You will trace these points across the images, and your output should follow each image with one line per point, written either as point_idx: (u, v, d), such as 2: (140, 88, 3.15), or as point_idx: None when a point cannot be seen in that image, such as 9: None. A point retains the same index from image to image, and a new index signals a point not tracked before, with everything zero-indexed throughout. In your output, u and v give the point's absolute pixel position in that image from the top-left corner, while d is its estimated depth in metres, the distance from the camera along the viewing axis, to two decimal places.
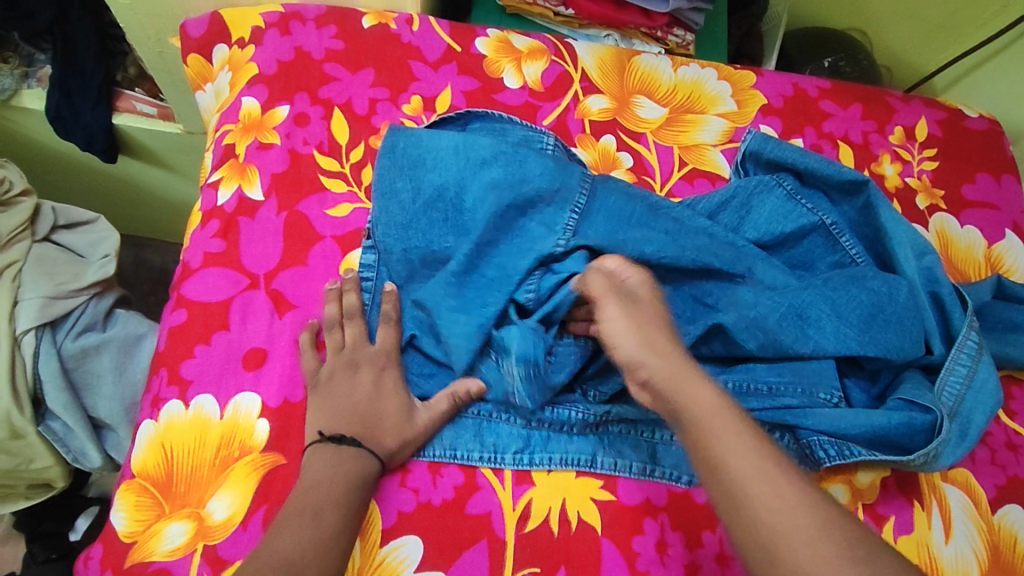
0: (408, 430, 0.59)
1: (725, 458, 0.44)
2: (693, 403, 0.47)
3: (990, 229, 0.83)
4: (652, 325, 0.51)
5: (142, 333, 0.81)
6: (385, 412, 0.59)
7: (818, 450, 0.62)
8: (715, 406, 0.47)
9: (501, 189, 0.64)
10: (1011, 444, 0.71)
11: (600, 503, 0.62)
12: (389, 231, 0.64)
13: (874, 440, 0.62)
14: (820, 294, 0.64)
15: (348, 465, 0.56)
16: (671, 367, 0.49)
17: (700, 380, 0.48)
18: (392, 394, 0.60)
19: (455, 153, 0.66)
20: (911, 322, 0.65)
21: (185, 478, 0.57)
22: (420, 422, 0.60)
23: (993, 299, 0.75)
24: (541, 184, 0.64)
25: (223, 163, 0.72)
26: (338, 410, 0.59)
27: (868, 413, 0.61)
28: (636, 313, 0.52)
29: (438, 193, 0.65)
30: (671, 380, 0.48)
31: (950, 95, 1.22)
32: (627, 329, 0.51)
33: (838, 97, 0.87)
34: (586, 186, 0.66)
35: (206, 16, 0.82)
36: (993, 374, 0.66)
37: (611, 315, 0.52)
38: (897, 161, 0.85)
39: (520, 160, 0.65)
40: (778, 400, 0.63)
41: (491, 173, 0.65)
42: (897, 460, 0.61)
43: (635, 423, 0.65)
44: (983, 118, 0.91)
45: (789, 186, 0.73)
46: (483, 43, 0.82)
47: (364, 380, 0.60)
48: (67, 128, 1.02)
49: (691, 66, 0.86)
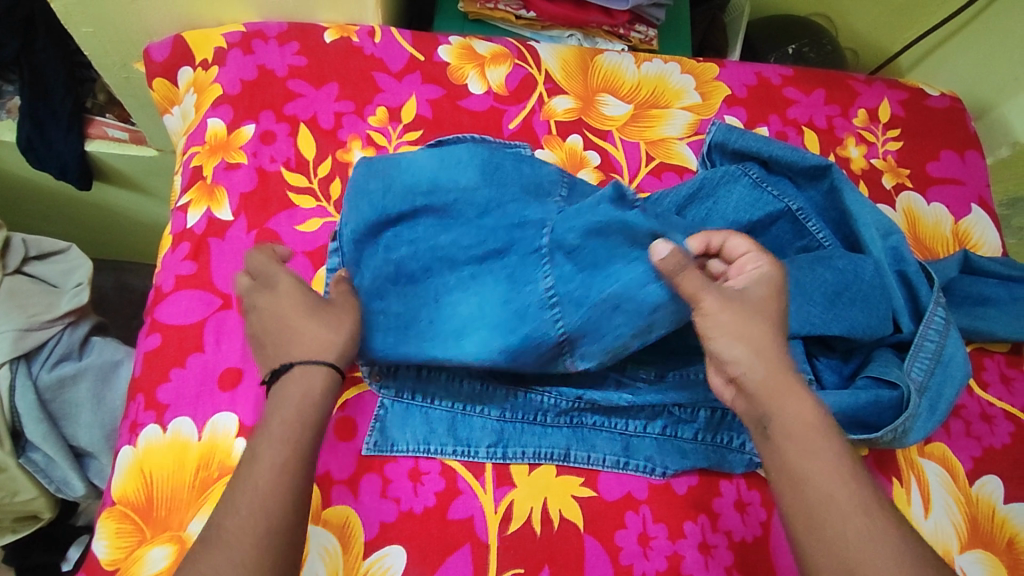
0: (332, 313, 0.56)
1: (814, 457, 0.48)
2: (791, 416, 0.49)
3: (956, 205, 0.84)
4: (755, 320, 0.52)
5: (119, 360, 0.81)
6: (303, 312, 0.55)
7: None
8: (809, 422, 0.49)
9: (485, 187, 0.67)
10: (985, 416, 0.72)
11: (582, 500, 0.63)
12: (363, 232, 0.67)
13: (846, 420, 0.63)
14: (785, 273, 0.65)
15: (299, 383, 0.52)
16: (769, 375, 0.50)
17: (799, 391, 0.50)
18: (294, 291, 0.57)
19: (431, 159, 0.68)
20: (878, 300, 0.66)
21: (166, 501, 0.58)
22: (338, 301, 0.58)
23: (961, 275, 0.76)
24: (522, 179, 0.69)
25: (191, 185, 0.72)
26: (270, 337, 0.55)
27: (836, 394, 0.62)
28: (739, 307, 0.52)
29: (411, 188, 0.67)
30: (767, 388, 0.50)
31: (915, 74, 1.23)
32: (726, 327, 0.51)
33: (801, 83, 0.88)
34: (564, 184, 0.71)
35: (169, 40, 0.82)
36: (962, 349, 0.66)
37: (709, 306, 0.52)
38: (862, 143, 0.86)
39: (495, 166, 0.69)
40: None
41: (465, 172, 0.68)
42: (866, 439, 0.61)
43: (610, 415, 0.67)
44: (944, 96, 0.92)
45: (754, 174, 0.75)
46: (446, 51, 0.82)
47: (265, 300, 0.57)
48: (40, 157, 1.02)
49: (654, 61, 0.87)
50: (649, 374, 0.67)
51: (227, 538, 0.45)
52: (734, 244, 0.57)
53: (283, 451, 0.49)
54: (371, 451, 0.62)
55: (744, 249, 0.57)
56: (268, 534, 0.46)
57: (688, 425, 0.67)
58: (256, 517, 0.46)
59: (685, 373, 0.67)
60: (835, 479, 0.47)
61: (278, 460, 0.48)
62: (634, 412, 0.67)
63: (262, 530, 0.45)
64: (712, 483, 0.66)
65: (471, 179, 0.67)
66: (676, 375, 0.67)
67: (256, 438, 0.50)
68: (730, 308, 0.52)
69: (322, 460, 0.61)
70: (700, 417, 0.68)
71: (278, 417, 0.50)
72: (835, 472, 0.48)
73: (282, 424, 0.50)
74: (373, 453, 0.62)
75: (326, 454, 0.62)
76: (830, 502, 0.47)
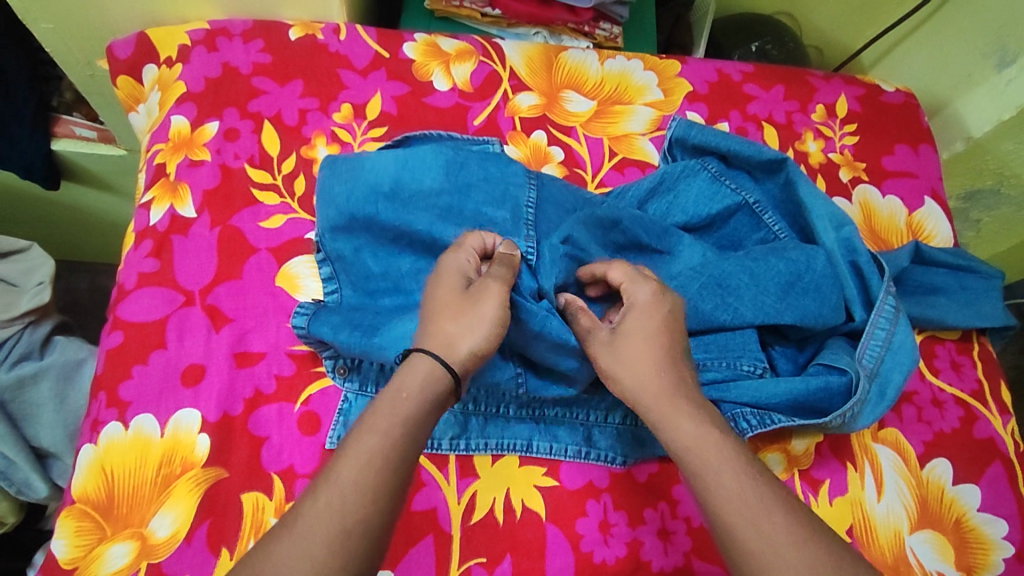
0: (467, 303, 0.56)
1: (702, 470, 0.51)
2: (676, 436, 0.53)
3: (910, 197, 0.86)
4: (635, 356, 0.56)
5: (82, 359, 0.80)
6: (442, 299, 0.57)
7: (741, 421, 0.64)
8: (693, 441, 0.52)
9: (449, 185, 0.69)
10: (936, 401, 0.75)
11: (544, 490, 0.65)
12: (336, 237, 0.69)
13: (796, 407, 0.65)
14: (740, 265, 0.67)
15: (410, 370, 0.52)
16: (655, 399, 0.55)
17: (687, 411, 0.54)
18: (446, 282, 0.58)
19: (393, 160, 0.69)
20: (829, 289, 0.68)
21: (127, 498, 0.59)
22: (475, 291, 0.57)
23: (913, 265, 0.79)
24: (487, 178, 0.71)
25: (154, 183, 0.72)
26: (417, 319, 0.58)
27: (788, 382, 0.64)
28: (619, 347, 0.57)
29: (372, 190, 0.69)
30: (655, 411, 0.54)
31: (878, 70, 1.26)
32: (611, 370, 0.57)
33: (761, 80, 0.90)
34: (532, 183, 0.72)
35: (132, 36, 0.81)
36: (910, 336, 0.68)
37: (596, 355, 0.58)
38: (820, 138, 0.88)
39: (460, 163, 0.71)
40: (708, 375, 0.65)
41: (429, 172, 0.69)
42: (815, 424, 0.64)
43: (571, 406, 0.69)
44: (899, 92, 0.94)
45: (714, 168, 0.77)
46: (411, 48, 0.83)
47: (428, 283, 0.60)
48: (4, 155, 1.01)
49: (617, 58, 0.88)
50: None
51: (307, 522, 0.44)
52: (614, 274, 0.62)
53: (374, 447, 0.48)
54: (335, 444, 0.63)
55: (622, 279, 0.61)
56: (341, 535, 0.44)
57: None
58: (336, 511, 0.45)
59: None
60: (730, 492, 0.49)
61: (368, 455, 0.47)
62: (595, 403, 0.69)
63: (336, 527, 0.44)
64: (671, 470, 0.68)
65: (435, 179, 0.69)
66: None
67: (353, 429, 0.49)
68: (606, 346, 0.58)
69: (287, 455, 0.63)
70: None
71: (380, 411, 0.50)
72: (727, 486, 0.50)
73: (382, 416, 0.50)
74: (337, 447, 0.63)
75: (290, 449, 0.63)
76: (724, 515, 0.49)
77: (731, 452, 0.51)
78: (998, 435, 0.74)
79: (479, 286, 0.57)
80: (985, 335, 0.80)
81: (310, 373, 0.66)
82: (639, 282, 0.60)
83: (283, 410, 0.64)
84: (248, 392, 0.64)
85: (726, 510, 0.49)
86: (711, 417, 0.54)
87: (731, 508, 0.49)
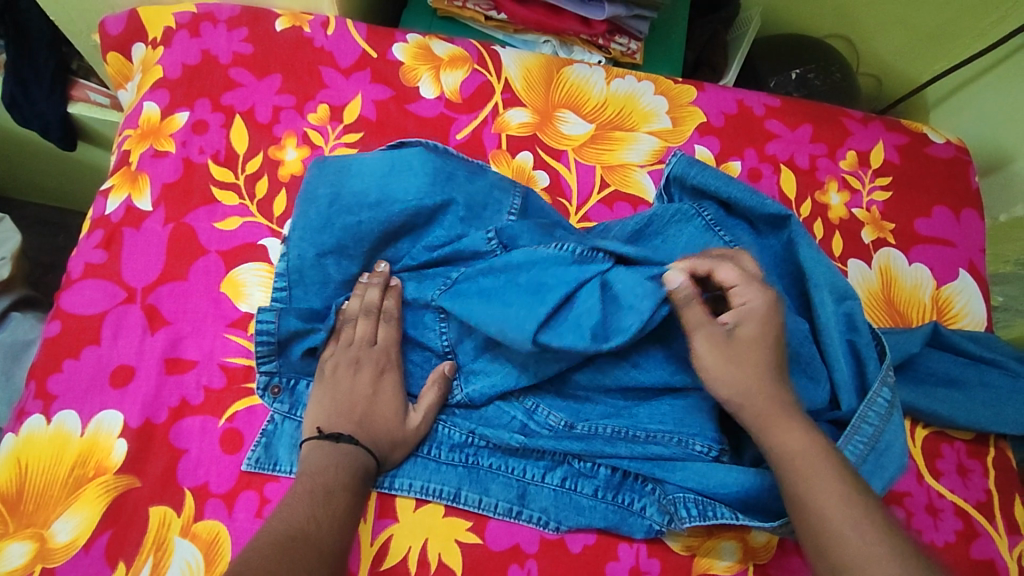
0: (400, 434, 0.61)
1: (808, 472, 0.52)
2: (782, 440, 0.54)
3: (942, 268, 0.76)
4: (751, 359, 0.55)
5: (30, 340, 0.80)
6: (379, 415, 0.61)
7: (681, 508, 0.60)
8: (803, 446, 0.53)
9: (432, 194, 0.64)
10: (931, 508, 0.64)
11: (464, 546, 0.59)
12: (303, 236, 0.64)
13: (742, 502, 0.61)
14: None
15: (342, 460, 0.57)
16: (767, 406, 0.54)
17: (794, 419, 0.54)
18: (389, 397, 0.62)
19: (382, 164, 0.65)
20: (802, 366, 0.61)
21: (35, 496, 0.57)
22: (414, 424, 0.62)
23: (928, 349, 0.69)
24: (472, 188, 0.66)
25: (118, 170, 0.70)
26: (339, 405, 0.61)
27: (739, 473, 0.60)
28: (734, 348, 0.55)
29: (358, 200, 0.64)
30: (762, 419, 0.54)
31: (941, 111, 1.12)
32: (727, 363, 0.55)
33: (786, 117, 0.81)
34: (519, 193, 0.68)
35: (125, 13, 0.79)
36: (901, 437, 0.60)
37: (710, 339, 0.55)
38: (845, 189, 0.78)
39: (447, 174, 0.65)
40: (649, 448, 0.61)
41: (415, 178, 0.64)
42: (761, 525, 0.59)
43: (510, 456, 0.64)
44: (950, 144, 0.83)
45: (709, 216, 0.69)
46: (401, 49, 0.78)
47: (363, 378, 0.62)
48: (23, 116, 1.00)
49: (627, 78, 0.81)
50: (558, 423, 0.62)
51: (306, 540, 0.49)
52: (725, 273, 0.56)
53: (351, 502, 0.55)
54: (250, 467, 0.60)
55: (734, 280, 0.56)
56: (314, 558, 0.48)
57: (588, 480, 0.63)
58: (308, 545, 0.49)
59: (594, 426, 0.62)
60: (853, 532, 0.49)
61: (327, 503, 0.53)
62: (535, 455, 0.64)
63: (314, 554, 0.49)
64: (609, 545, 0.61)
65: (419, 186, 0.64)
66: (585, 428, 0.62)
67: (288, 495, 0.54)
68: (719, 346, 0.55)
69: (203, 471, 0.59)
70: (601, 473, 0.63)
71: (322, 472, 0.56)
72: (832, 496, 0.50)
73: (324, 482, 0.55)
74: (254, 470, 0.60)
75: (207, 465, 0.60)
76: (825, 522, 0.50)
77: (835, 463, 0.53)
78: (1001, 559, 0.63)
79: (420, 416, 0.62)
80: (1005, 440, 0.69)
81: (240, 388, 0.63)
82: (752, 284, 0.56)
83: (206, 424, 0.61)
84: (174, 401, 0.61)
85: (828, 514, 0.50)
86: (814, 426, 0.55)
87: (841, 515, 0.50)
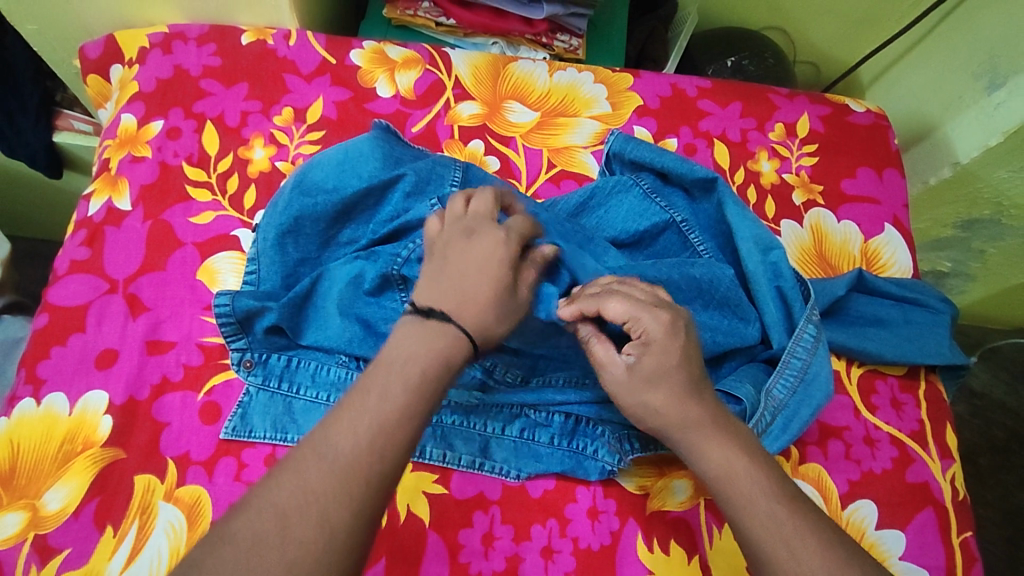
0: (513, 304, 0.53)
1: (731, 496, 0.51)
2: (706, 452, 0.53)
3: (868, 223, 0.82)
4: (659, 385, 0.53)
5: (19, 338, 0.85)
6: (476, 283, 0.52)
7: (626, 443, 0.66)
8: (721, 467, 0.52)
9: (384, 177, 0.70)
10: (868, 439, 0.69)
11: (431, 496, 0.63)
12: (270, 219, 0.69)
13: None
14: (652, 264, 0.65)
15: (438, 342, 0.48)
16: (683, 429, 0.53)
17: (715, 436, 0.53)
18: (493, 268, 0.53)
19: (337, 155, 0.71)
20: (733, 311, 0.66)
21: (27, 471, 0.61)
22: (521, 295, 0.54)
23: (857, 295, 0.75)
24: (421, 167, 0.71)
25: (99, 176, 0.76)
26: (445, 277, 0.52)
27: None
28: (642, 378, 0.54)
29: (316, 186, 0.69)
30: (680, 440, 0.53)
31: (875, 89, 1.21)
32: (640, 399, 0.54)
33: (718, 96, 0.88)
34: (460, 166, 0.74)
35: (103, 38, 0.86)
36: (828, 367, 0.65)
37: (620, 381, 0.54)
38: (775, 157, 0.84)
39: (395, 160, 0.72)
40: (597, 393, 0.67)
41: (368, 165, 0.70)
42: None
43: (469, 414, 0.67)
44: (870, 113, 0.90)
45: (646, 185, 0.74)
46: (358, 55, 0.84)
47: (465, 248, 0.54)
48: (10, 146, 1.06)
49: (567, 71, 0.88)
50: (514, 378, 0.67)
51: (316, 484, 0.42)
52: (614, 307, 0.55)
53: (392, 427, 0.45)
54: (228, 435, 0.64)
55: (624, 313, 0.54)
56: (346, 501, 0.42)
57: (544, 429, 0.67)
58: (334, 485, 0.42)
59: (547, 380, 0.68)
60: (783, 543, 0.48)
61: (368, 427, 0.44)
62: (495, 413, 0.67)
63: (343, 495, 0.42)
64: (567, 488, 0.65)
65: (372, 172, 0.71)
66: (539, 382, 0.68)
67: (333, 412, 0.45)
68: (624, 385, 0.54)
69: (184, 440, 0.64)
70: (556, 421, 0.68)
71: (375, 383, 0.46)
72: (761, 513, 0.49)
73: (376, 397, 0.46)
74: (231, 438, 0.64)
75: (188, 436, 0.64)
76: (756, 540, 0.49)
77: (755, 473, 0.51)
78: (934, 481, 0.68)
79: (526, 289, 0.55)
80: (936, 374, 0.74)
81: (217, 364, 0.68)
82: (645, 309, 0.54)
83: (186, 399, 0.66)
84: (156, 378, 0.66)
85: (750, 529, 0.49)
86: (735, 430, 0.54)
87: (766, 532, 0.49)
